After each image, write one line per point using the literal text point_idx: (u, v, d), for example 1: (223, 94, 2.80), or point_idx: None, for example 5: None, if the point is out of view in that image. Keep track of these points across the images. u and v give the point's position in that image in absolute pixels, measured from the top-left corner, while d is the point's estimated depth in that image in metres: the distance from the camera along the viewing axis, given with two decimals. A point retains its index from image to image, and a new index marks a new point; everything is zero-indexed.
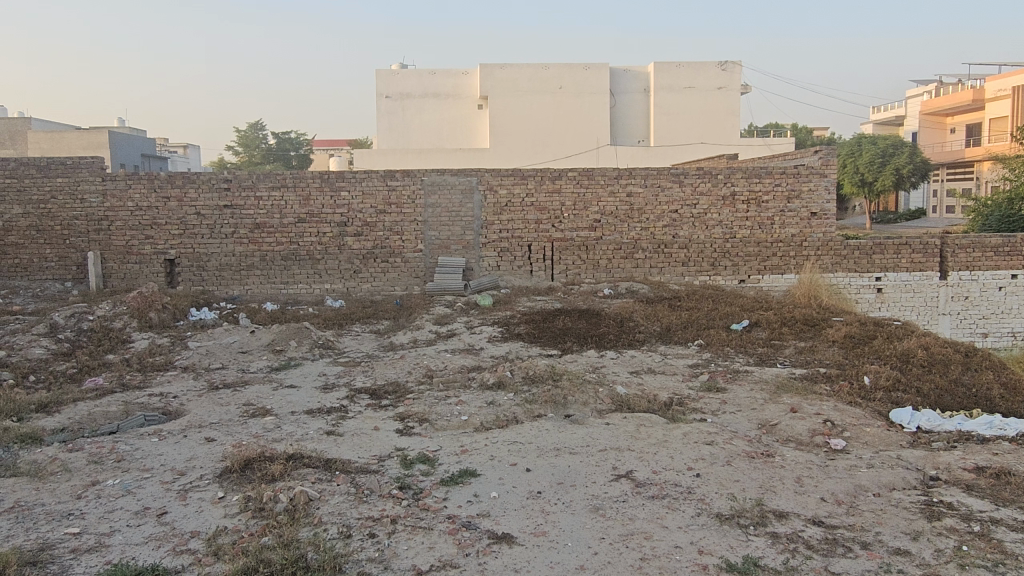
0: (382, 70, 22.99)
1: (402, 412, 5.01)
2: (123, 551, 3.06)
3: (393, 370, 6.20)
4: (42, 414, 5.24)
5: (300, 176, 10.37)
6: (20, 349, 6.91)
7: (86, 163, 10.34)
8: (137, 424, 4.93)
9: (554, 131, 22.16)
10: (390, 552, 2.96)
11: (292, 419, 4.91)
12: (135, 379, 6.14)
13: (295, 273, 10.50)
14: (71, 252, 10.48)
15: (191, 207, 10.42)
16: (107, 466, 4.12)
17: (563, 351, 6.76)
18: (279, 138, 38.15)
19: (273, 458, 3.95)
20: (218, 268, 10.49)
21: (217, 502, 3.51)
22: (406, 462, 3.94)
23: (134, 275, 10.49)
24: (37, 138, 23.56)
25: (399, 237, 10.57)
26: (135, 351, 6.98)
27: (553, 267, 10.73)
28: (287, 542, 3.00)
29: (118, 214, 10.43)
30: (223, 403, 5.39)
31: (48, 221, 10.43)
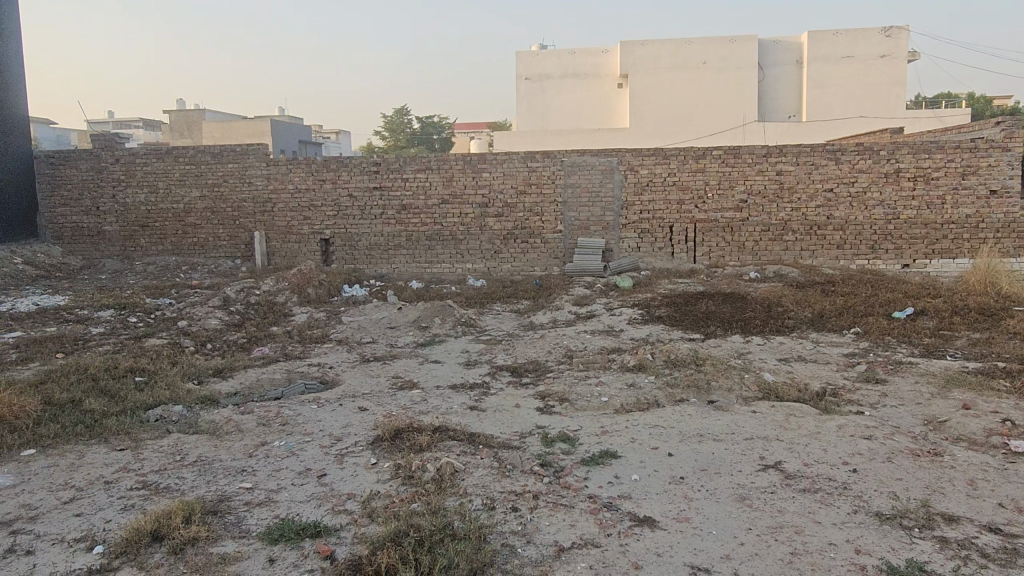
0: (522, 51, 23.19)
1: (542, 390, 5.08)
2: (288, 507, 3.34)
3: (534, 349, 6.29)
4: (217, 378, 5.81)
5: (443, 159, 10.68)
6: (199, 318, 7.67)
7: (253, 150, 11.25)
8: (299, 390, 5.34)
9: (697, 109, 21.47)
10: (533, 527, 3.02)
11: (437, 393, 5.11)
12: (296, 349, 6.64)
13: (439, 253, 10.89)
14: (240, 231, 11.51)
15: (344, 190, 11.03)
16: (274, 428, 4.50)
17: (707, 335, 6.59)
18: (423, 122, 39.53)
19: (421, 429, 4.13)
20: (369, 247, 11.09)
21: (371, 467, 3.74)
22: (546, 441, 4.00)
23: (294, 254, 11.34)
24: (211, 129, 25.98)
25: (539, 218, 10.65)
26: (296, 324, 7.54)
27: (695, 249, 10.46)
28: (434, 510, 3.14)
29: (280, 196, 11.27)
30: (374, 375, 5.71)
31: (221, 204, 11.50)
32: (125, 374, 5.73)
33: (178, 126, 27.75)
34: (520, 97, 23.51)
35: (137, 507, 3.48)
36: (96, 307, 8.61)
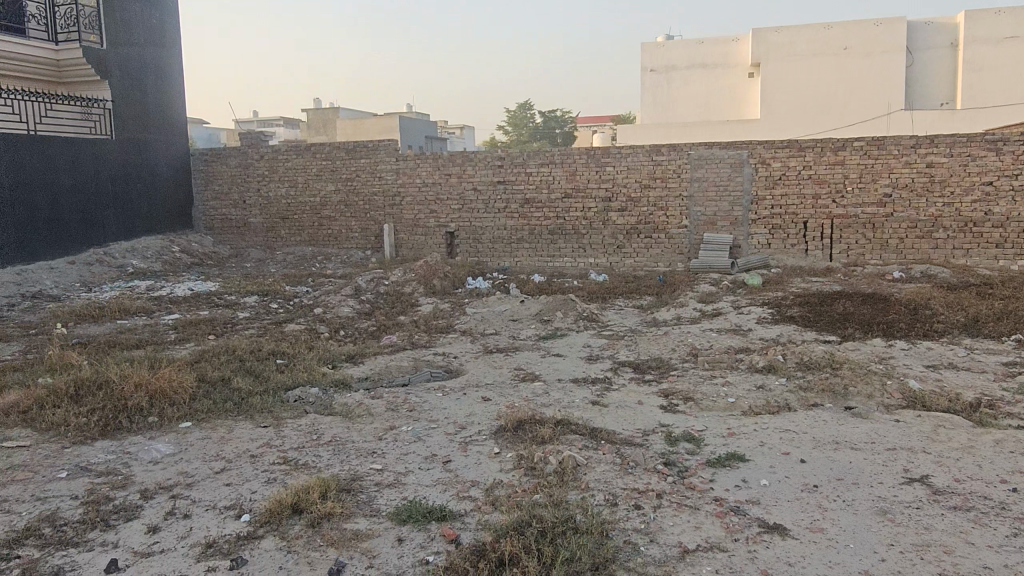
0: (647, 43, 22.79)
1: (666, 388, 4.99)
2: (416, 490, 3.47)
3: (658, 346, 6.19)
4: (350, 363, 6.12)
5: (567, 153, 10.70)
6: (333, 306, 8.10)
7: (384, 146, 11.75)
8: (425, 378, 5.53)
9: (836, 98, 20.30)
10: (656, 526, 2.98)
11: (559, 386, 5.14)
12: (422, 339, 6.87)
13: (561, 247, 10.92)
14: (370, 224, 12.05)
15: (469, 184, 11.28)
16: (402, 414, 4.68)
17: (843, 338, 6.23)
18: (546, 116, 39.67)
19: (543, 421, 4.17)
20: (492, 240, 11.28)
21: (494, 457, 3.82)
22: (670, 440, 3.93)
23: (421, 246, 11.75)
24: (344, 126, 27.33)
25: (664, 213, 10.44)
26: (422, 314, 7.80)
27: (832, 246, 9.91)
28: (557, 502, 3.16)
29: (408, 190, 11.70)
30: (497, 366, 5.82)
31: (354, 197, 12.09)
32: (268, 356, 6.15)
33: (314, 123, 29.38)
34: (645, 90, 23.12)
35: (279, 481, 3.74)
36: (242, 293, 9.29)
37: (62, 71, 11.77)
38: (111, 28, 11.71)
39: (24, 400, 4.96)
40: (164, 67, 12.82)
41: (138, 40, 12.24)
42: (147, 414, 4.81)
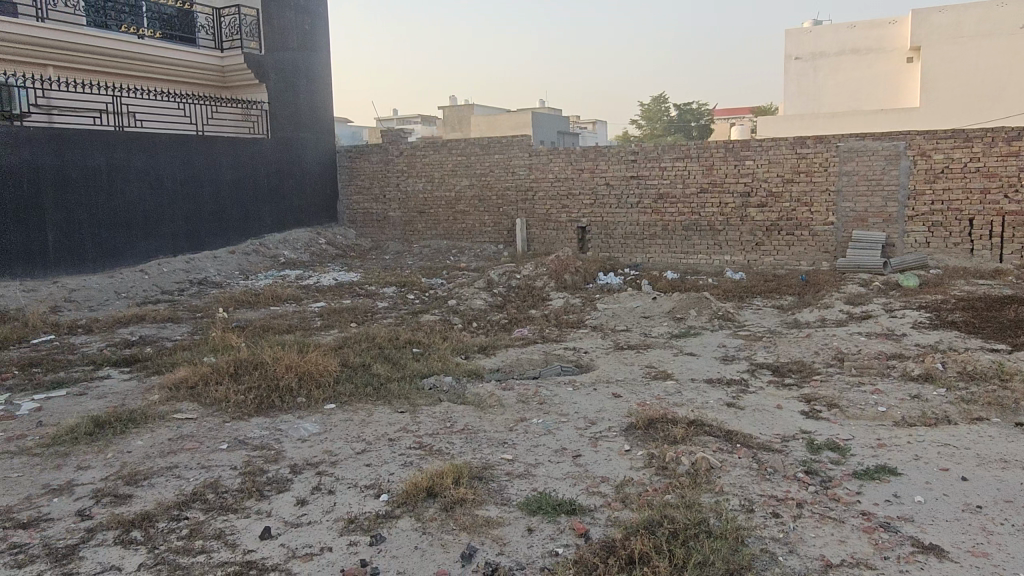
0: (792, 29, 21.61)
1: (808, 393, 4.75)
2: (546, 482, 3.51)
3: (799, 349, 5.90)
4: (482, 354, 6.26)
5: (704, 147, 10.40)
6: (467, 298, 8.32)
7: (518, 142, 11.95)
8: (555, 371, 5.57)
9: (1011, 81, 18.42)
10: (796, 536, 2.85)
11: (692, 386, 5.01)
12: (553, 333, 6.91)
13: (696, 244, 10.63)
14: (503, 218, 12.31)
15: (601, 178, 11.22)
16: (532, 406, 4.74)
17: (1014, 347, 5.66)
18: (681, 109, 38.64)
19: (675, 421, 4.09)
20: (625, 236, 11.16)
21: (624, 454, 3.78)
22: (813, 447, 3.74)
23: (553, 241, 11.83)
24: (478, 123, 27.97)
25: (808, 209, 9.92)
26: (553, 309, 7.85)
27: (1003, 246, 9.02)
28: (689, 504, 3.10)
29: (541, 185, 11.83)
30: (628, 363, 5.76)
31: (488, 192, 12.39)
32: (404, 344, 6.41)
33: (449, 120, 30.26)
34: (788, 79, 22.00)
35: (415, 464, 3.90)
36: (382, 284, 9.74)
37: (224, 75, 12.78)
38: (268, 35, 12.63)
39: (191, 376, 5.46)
40: (314, 69, 13.62)
41: (292, 45, 13.11)
42: (295, 394, 5.16)
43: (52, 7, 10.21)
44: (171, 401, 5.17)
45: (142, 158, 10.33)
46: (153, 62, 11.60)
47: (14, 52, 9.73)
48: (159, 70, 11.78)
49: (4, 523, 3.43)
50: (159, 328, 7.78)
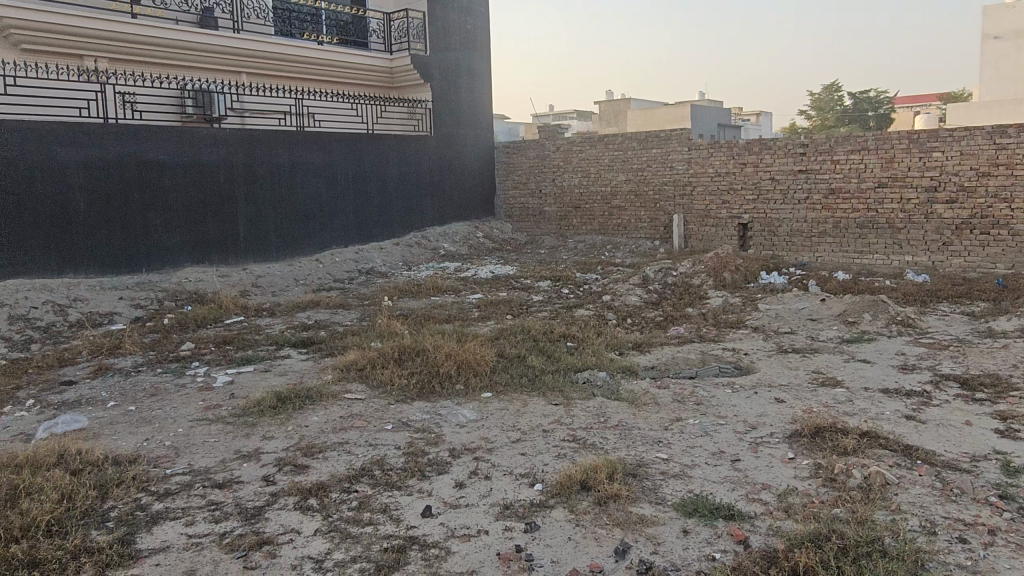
0: (992, 6, 19.69)
1: (1004, 410, 4.28)
2: (703, 484, 3.43)
3: (993, 361, 5.33)
4: (636, 351, 6.20)
5: (884, 138, 9.64)
6: (622, 295, 8.27)
7: (677, 135, 11.73)
8: (713, 372, 5.40)
9: None
10: (987, 565, 2.59)
11: (865, 395, 4.68)
12: (711, 332, 6.71)
13: (872, 242, 9.88)
14: (660, 214, 12.13)
15: (766, 173, 10.74)
16: (689, 406, 4.64)
17: None
18: (857, 99, 36.04)
19: (846, 432, 3.85)
20: (790, 233, 10.60)
21: (788, 462, 3.61)
22: (1009, 470, 3.38)
23: (712, 238, 11.48)
24: (635, 117, 27.73)
25: (1008, 205, 8.86)
26: (711, 307, 7.62)
27: None
28: (860, 520, 2.91)
29: (701, 179, 11.53)
30: (793, 367, 5.48)
31: (645, 187, 12.26)
32: (559, 338, 6.49)
33: (605, 115, 30.23)
34: (986, 60, 20.02)
35: (569, 457, 3.94)
36: (537, 278, 9.89)
37: (393, 76, 13.49)
38: (433, 37, 13.18)
39: (360, 359, 5.84)
40: (476, 68, 14.06)
41: (455, 45, 13.60)
42: (454, 381, 5.38)
43: (245, 20, 11.30)
44: (343, 382, 5.56)
45: (319, 155, 11.15)
46: (330, 66, 12.48)
47: (213, 61, 10.92)
48: (335, 74, 12.67)
49: (203, 481, 3.86)
50: (332, 313, 8.39)
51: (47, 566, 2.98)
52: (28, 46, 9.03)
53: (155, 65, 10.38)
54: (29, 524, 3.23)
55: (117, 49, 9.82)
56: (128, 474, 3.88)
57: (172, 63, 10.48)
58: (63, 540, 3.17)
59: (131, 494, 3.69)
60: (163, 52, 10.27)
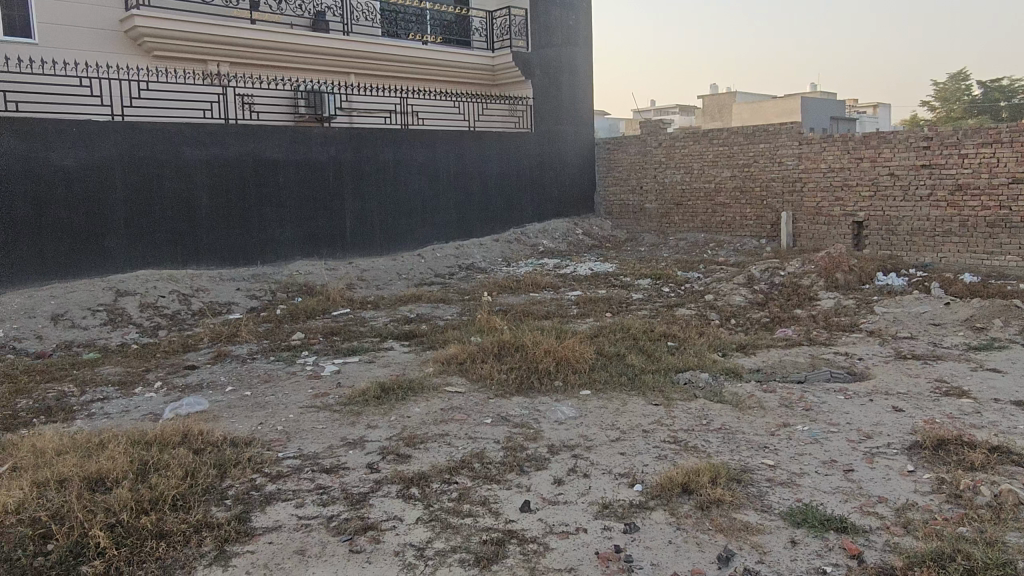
0: None
1: None
2: (812, 494, 3.29)
3: None
4: (741, 352, 6.01)
5: (1020, 130, 8.86)
6: (726, 294, 8.04)
7: (787, 129, 11.31)
8: (824, 377, 5.16)
9: None
10: None
11: (995, 407, 4.35)
12: (821, 335, 6.42)
13: (1004, 242, 9.07)
14: (767, 212, 11.72)
15: (884, 168, 10.16)
16: (797, 412, 4.45)
17: None
18: (988, 87, 33.54)
19: (973, 445, 3.60)
20: (911, 232, 9.96)
21: (907, 474, 3.41)
22: None
23: (823, 236, 11.00)
24: (741, 110, 26.94)
25: None
26: (822, 309, 7.29)
27: None
28: (989, 541, 2.71)
29: (811, 175, 11.07)
30: (913, 374, 5.16)
31: (751, 183, 11.89)
32: (659, 337, 6.37)
33: (709, 109, 29.52)
34: None
35: (670, 458, 3.87)
36: (637, 276, 9.76)
37: (495, 74, 13.62)
38: (534, 33, 13.22)
39: (460, 353, 5.95)
40: (578, 64, 14.00)
41: (556, 42, 13.59)
42: (553, 377, 5.39)
43: (354, 22, 11.70)
44: (444, 374, 5.68)
45: (423, 153, 11.41)
46: (434, 65, 12.74)
47: (324, 63, 11.38)
48: (439, 72, 12.92)
49: (312, 466, 4.03)
50: (433, 307, 8.57)
51: (173, 538, 3.20)
52: (160, 53, 9.71)
53: (271, 68, 10.93)
54: (156, 498, 3.47)
55: (237, 53, 10.40)
56: (244, 455, 4.10)
57: (287, 65, 11.00)
58: (186, 513, 3.40)
59: (247, 475, 3.91)
60: (279, 55, 10.80)
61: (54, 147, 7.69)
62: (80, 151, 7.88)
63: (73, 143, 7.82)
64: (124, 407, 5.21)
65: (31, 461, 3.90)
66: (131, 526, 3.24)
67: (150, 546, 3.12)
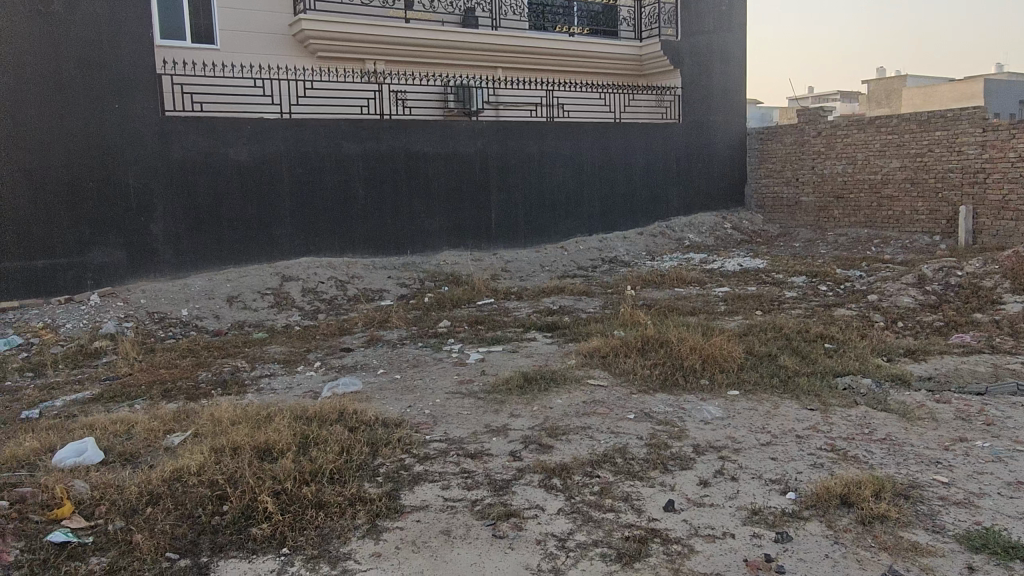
0: None
1: None
2: (994, 518, 2.99)
3: None
4: (909, 358, 5.54)
5: None
6: (892, 295, 7.45)
7: (968, 114, 10.30)
8: (1009, 390, 4.66)
9: None
10: None
11: None
12: (1006, 343, 5.79)
13: None
14: (942, 205, 10.76)
15: None
16: (975, 427, 4.05)
17: None
18: None
19: None
20: None
21: None
22: None
23: (1009, 233, 9.91)
24: (913, 95, 24.83)
25: None
26: (1008, 314, 6.57)
27: None
28: None
29: (997, 165, 10.04)
30: None
31: (923, 174, 10.96)
32: (816, 338, 6.01)
33: (876, 95, 27.47)
34: None
35: (827, 467, 3.64)
36: (791, 273, 9.25)
37: (642, 64, 13.38)
38: (685, 20, 12.83)
39: (603, 347, 5.91)
40: (730, 50, 13.45)
41: (708, 28, 13.12)
42: (700, 375, 5.23)
43: (503, 17, 11.90)
44: (586, 367, 5.67)
45: (568, 145, 11.42)
46: (581, 57, 12.71)
47: (473, 58, 11.66)
48: (585, 64, 12.87)
49: (458, 450, 4.16)
50: (576, 300, 8.57)
51: (330, 509, 3.41)
52: (324, 53, 10.36)
53: (424, 64, 11.35)
54: (316, 470, 3.72)
55: (393, 52, 10.89)
56: (395, 436, 4.30)
57: (438, 61, 11.38)
58: (342, 487, 3.61)
59: (397, 454, 4.09)
60: (431, 52, 11.19)
61: (232, 144, 8.41)
62: (253, 146, 8.56)
63: (247, 139, 8.52)
64: (288, 383, 5.63)
65: (210, 428, 4.31)
66: (294, 494, 3.48)
67: (311, 514, 3.35)
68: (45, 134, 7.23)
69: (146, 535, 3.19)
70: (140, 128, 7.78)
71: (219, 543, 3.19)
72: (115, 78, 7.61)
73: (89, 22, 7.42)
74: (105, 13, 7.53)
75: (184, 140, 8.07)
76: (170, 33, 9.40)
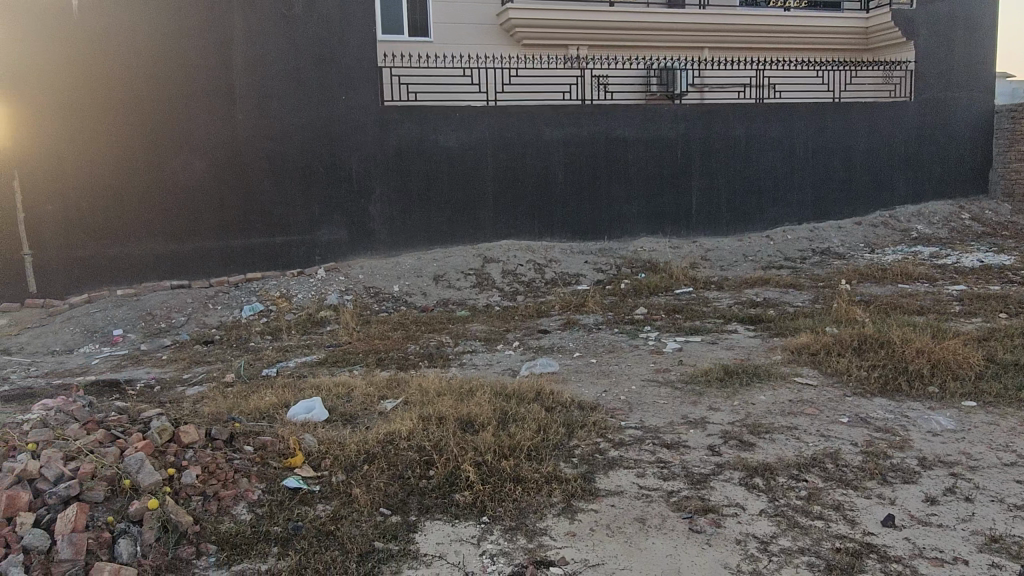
0: None
1: None
2: None
3: None
4: None
5: None
6: None
7: None
8: None
9: None
10: None
11: None
12: None
13: None
14: None
15: None
16: None
17: None
18: None
19: None
20: None
21: None
22: None
23: None
24: None
25: None
26: None
27: None
28: None
29: None
30: None
31: None
32: None
33: None
34: None
35: None
36: None
37: (868, 37, 12.22)
38: None
39: (813, 344, 5.53)
40: (977, 17, 11.90)
41: None
42: (927, 381, 4.73)
43: None
44: (793, 364, 5.35)
45: (778, 127, 10.76)
46: (797, 32, 11.87)
47: (680, 39, 11.31)
48: (802, 40, 12.02)
49: (653, 439, 4.12)
50: (782, 292, 8.12)
51: (527, 484, 3.53)
52: (530, 41, 10.61)
53: (628, 48, 11.23)
54: (514, 446, 3.86)
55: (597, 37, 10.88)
56: (590, 419, 4.34)
57: (642, 44, 11.19)
58: (539, 464, 3.72)
59: (591, 437, 4.13)
60: (637, 35, 11.02)
61: (443, 131, 8.90)
62: (462, 134, 9.00)
63: (457, 126, 8.96)
64: (489, 360, 5.90)
65: (418, 397, 4.63)
66: (494, 466, 3.65)
67: (509, 487, 3.49)
68: (285, 126, 8.12)
69: (364, 490, 3.51)
70: (363, 118, 8.47)
71: (426, 504, 3.43)
72: (343, 73, 8.34)
73: (323, 22, 8.19)
74: (337, 13, 8.27)
75: (401, 128, 8.68)
76: (391, 29, 10.13)
